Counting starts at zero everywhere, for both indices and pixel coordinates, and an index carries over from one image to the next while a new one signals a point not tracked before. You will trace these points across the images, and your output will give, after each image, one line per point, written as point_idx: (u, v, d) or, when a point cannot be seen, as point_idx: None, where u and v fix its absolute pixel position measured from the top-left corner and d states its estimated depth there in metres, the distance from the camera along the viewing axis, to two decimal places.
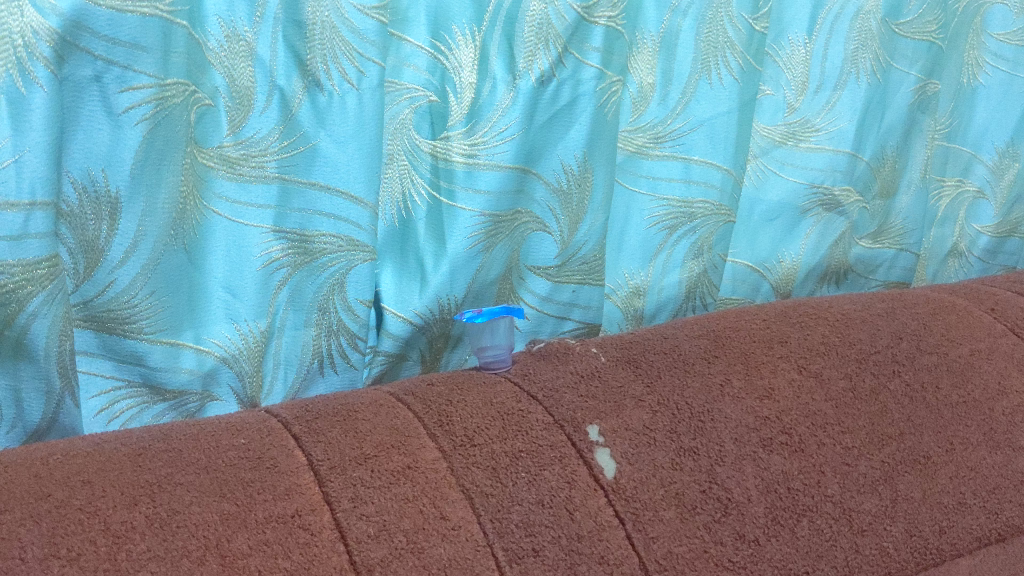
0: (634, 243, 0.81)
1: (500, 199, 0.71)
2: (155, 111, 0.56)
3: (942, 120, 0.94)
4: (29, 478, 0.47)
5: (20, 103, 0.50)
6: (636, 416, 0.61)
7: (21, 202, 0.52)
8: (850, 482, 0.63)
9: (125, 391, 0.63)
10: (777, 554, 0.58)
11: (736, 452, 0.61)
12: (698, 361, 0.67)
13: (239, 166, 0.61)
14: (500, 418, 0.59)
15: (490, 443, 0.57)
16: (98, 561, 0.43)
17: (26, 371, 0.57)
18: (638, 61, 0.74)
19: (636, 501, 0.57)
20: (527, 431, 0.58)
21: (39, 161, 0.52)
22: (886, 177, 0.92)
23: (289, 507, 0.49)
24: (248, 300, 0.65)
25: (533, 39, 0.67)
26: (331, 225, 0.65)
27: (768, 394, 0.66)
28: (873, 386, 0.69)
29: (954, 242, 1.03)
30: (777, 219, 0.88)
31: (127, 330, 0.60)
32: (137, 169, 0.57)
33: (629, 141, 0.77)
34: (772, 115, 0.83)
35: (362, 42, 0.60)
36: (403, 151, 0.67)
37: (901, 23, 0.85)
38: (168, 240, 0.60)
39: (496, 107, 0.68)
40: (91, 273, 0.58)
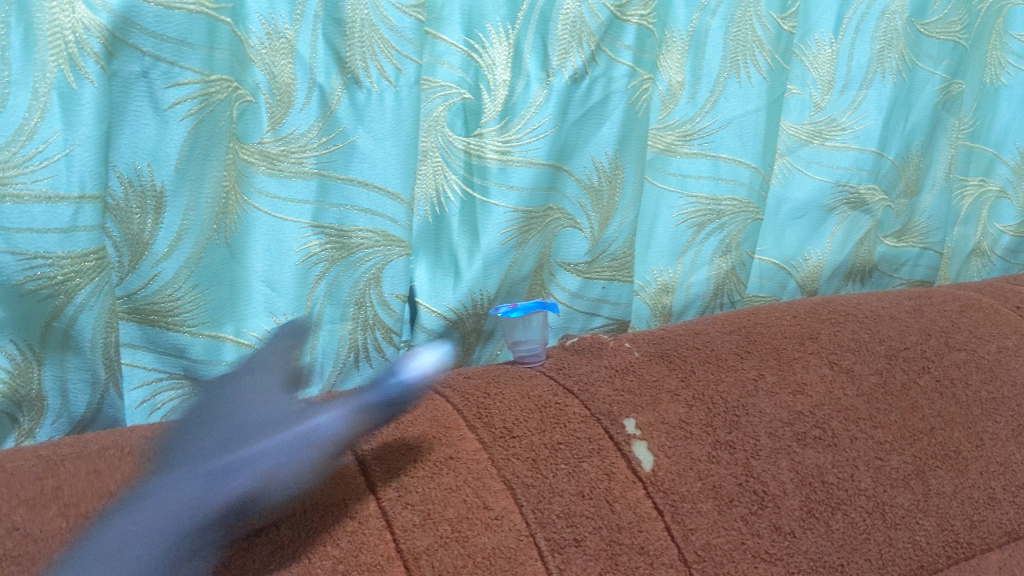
0: (663, 241, 0.82)
1: (533, 195, 0.72)
2: (200, 107, 0.57)
3: (966, 120, 0.94)
4: (85, 472, 0.49)
5: (71, 98, 0.51)
6: (672, 410, 0.62)
7: (71, 195, 0.53)
8: (883, 475, 0.64)
9: (167, 383, 0.65)
10: (813, 546, 0.59)
11: (771, 446, 0.62)
12: (731, 357, 0.68)
13: (280, 162, 0.62)
14: (540, 411, 0.60)
15: (534, 435, 0.58)
16: None
17: (72, 363, 0.58)
18: (667, 60, 0.75)
19: (674, 493, 0.57)
20: (568, 425, 0.59)
21: (88, 154, 0.52)
22: (911, 176, 0.92)
23: (336, 496, 0.51)
24: (287, 295, 0.66)
25: (567, 37, 0.67)
26: (367, 220, 0.66)
27: (801, 389, 0.67)
28: (903, 382, 0.70)
29: (977, 241, 1.04)
30: (803, 217, 0.89)
31: (170, 323, 0.62)
32: (182, 164, 0.58)
33: (658, 138, 0.77)
34: (798, 113, 0.84)
35: (400, 40, 0.61)
36: (437, 148, 0.68)
37: (926, 23, 0.85)
38: (211, 234, 0.61)
39: (530, 104, 0.68)
40: (136, 266, 0.59)
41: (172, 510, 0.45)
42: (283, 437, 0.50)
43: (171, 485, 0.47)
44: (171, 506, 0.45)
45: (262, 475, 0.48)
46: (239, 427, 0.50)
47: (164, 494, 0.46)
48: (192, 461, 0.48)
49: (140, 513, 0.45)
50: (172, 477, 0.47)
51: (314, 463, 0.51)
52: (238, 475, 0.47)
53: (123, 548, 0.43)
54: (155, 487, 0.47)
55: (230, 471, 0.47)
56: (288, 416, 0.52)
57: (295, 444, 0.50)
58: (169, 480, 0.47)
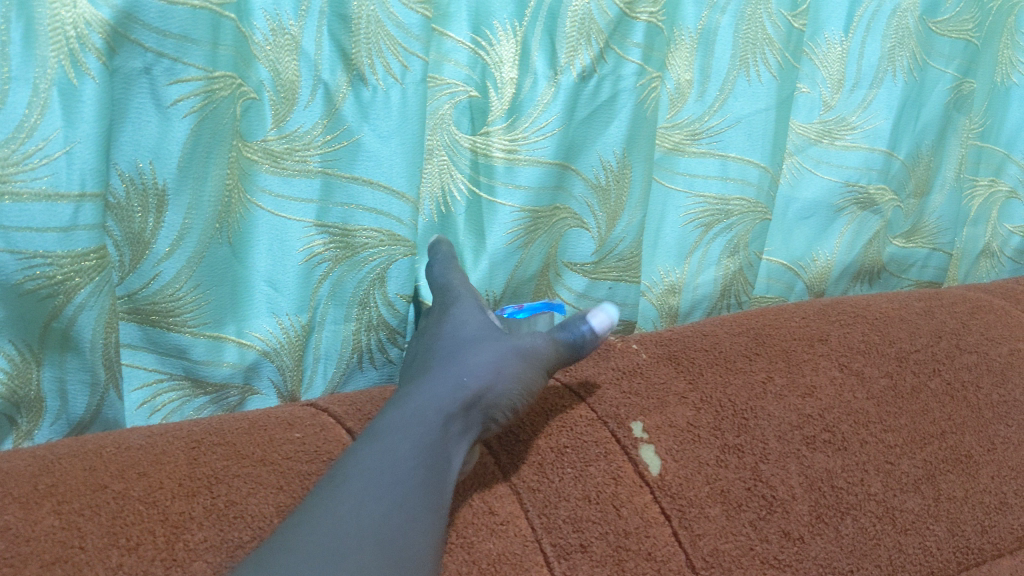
0: (670, 241, 0.82)
1: (539, 195, 0.71)
2: (204, 104, 0.56)
3: (976, 120, 0.93)
4: (82, 471, 0.49)
5: (72, 95, 0.50)
6: (680, 413, 0.62)
7: (71, 192, 0.51)
8: (893, 480, 0.63)
9: (167, 384, 0.65)
10: (822, 552, 0.58)
11: (780, 449, 0.61)
12: (739, 359, 0.67)
13: (283, 160, 0.61)
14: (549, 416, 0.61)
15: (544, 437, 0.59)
16: (157, 550, 0.46)
17: (72, 363, 0.58)
18: (675, 58, 0.73)
19: (681, 498, 0.57)
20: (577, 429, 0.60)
21: (89, 152, 0.51)
22: (921, 176, 0.91)
23: None
24: (289, 294, 0.66)
25: (575, 34, 0.66)
26: (372, 220, 0.65)
27: (810, 392, 0.66)
28: (914, 385, 0.69)
29: (987, 242, 1.03)
30: (811, 218, 0.88)
31: (171, 323, 0.61)
32: (184, 162, 0.57)
33: (666, 138, 0.76)
34: (807, 113, 0.82)
35: (406, 37, 0.60)
36: (442, 146, 0.67)
37: (938, 21, 0.83)
38: (213, 233, 0.60)
39: (537, 102, 0.67)
40: (136, 266, 0.58)
41: (436, 413, 0.52)
42: (497, 351, 0.57)
43: (404, 402, 0.53)
44: (433, 413, 0.52)
45: (502, 374, 0.55)
46: (491, 347, 0.57)
47: (420, 401, 0.52)
48: (440, 365, 0.56)
49: (412, 419, 0.51)
50: (421, 383, 0.54)
51: (535, 377, 0.57)
52: (474, 381, 0.54)
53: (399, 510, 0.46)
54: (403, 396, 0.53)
55: (478, 376, 0.54)
56: (463, 341, 0.58)
57: (513, 356, 0.57)
58: (424, 386, 0.54)
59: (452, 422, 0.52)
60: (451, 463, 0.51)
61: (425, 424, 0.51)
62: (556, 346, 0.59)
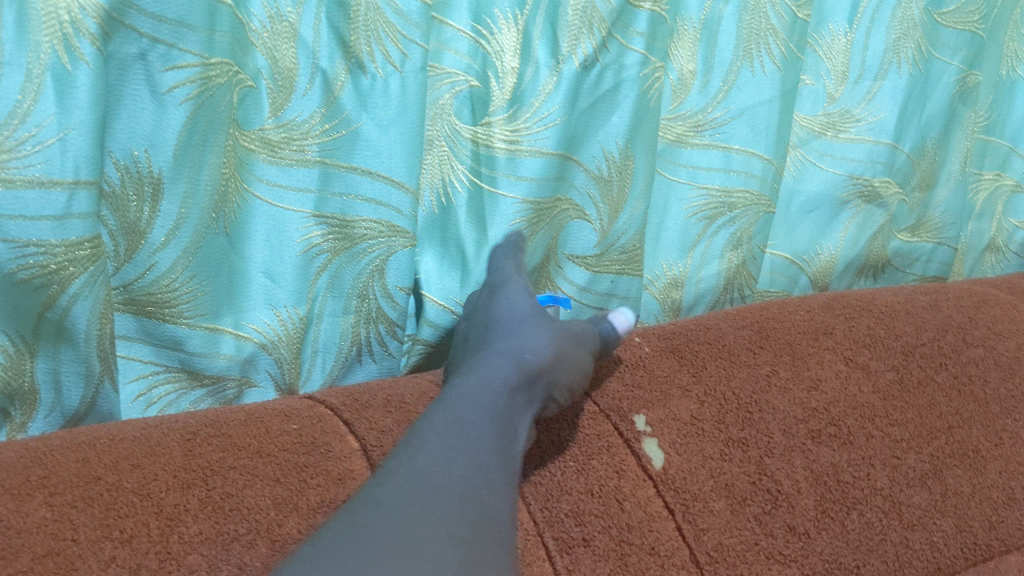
0: (673, 234, 0.81)
1: (541, 186, 0.70)
2: (200, 91, 0.55)
3: (982, 113, 0.92)
4: (76, 462, 0.49)
5: (66, 80, 0.49)
6: (683, 407, 0.61)
7: (65, 180, 0.50)
8: (900, 475, 0.62)
9: (163, 376, 0.64)
10: (828, 548, 0.57)
11: (785, 443, 0.60)
12: (743, 352, 0.66)
13: (281, 149, 0.60)
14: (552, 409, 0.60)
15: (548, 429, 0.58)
16: (151, 543, 0.45)
17: (66, 355, 0.57)
18: (679, 48, 0.72)
19: (685, 492, 0.56)
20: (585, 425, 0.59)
21: (83, 139, 0.50)
22: (926, 169, 0.91)
23: (341, 493, 0.52)
24: (287, 286, 0.65)
25: (577, 23, 0.65)
26: (371, 210, 0.64)
27: (816, 386, 0.65)
28: (920, 378, 0.68)
29: (992, 236, 1.03)
30: (815, 211, 0.87)
31: (166, 315, 0.61)
32: (180, 150, 0.56)
33: (668, 129, 0.75)
34: (811, 105, 0.81)
35: (405, 24, 0.59)
36: (443, 136, 0.66)
37: (943, 13, 0.82)
38: (209, 223, 0.60)
39: (539, 91, 0.66)
40: (132, 256, 0.58)
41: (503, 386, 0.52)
42: (550, 332, 0.59)
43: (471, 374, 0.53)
44: (500, 384, 0.52)
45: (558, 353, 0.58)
46: (543, 328, 0.59)
47: (486, 372, 0.53)
48: (499, 340, 0.57)
49: (482, 387, 0.51)
50: (484, 358, 0.55)
51: (583, 358, 0.60)
52: (536, 358, 0.56)
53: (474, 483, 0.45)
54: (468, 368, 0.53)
55: (540, 353, 0.56)
56: (516, 320, 0.60)
57: (563, 338, 0.60)
58: (489, 358, 0.54)
59: (517, 394, 0.53)
60: (517, 434, 0.52)
61: (495, 396, 0.51)
62: (591, 334, 0.63)
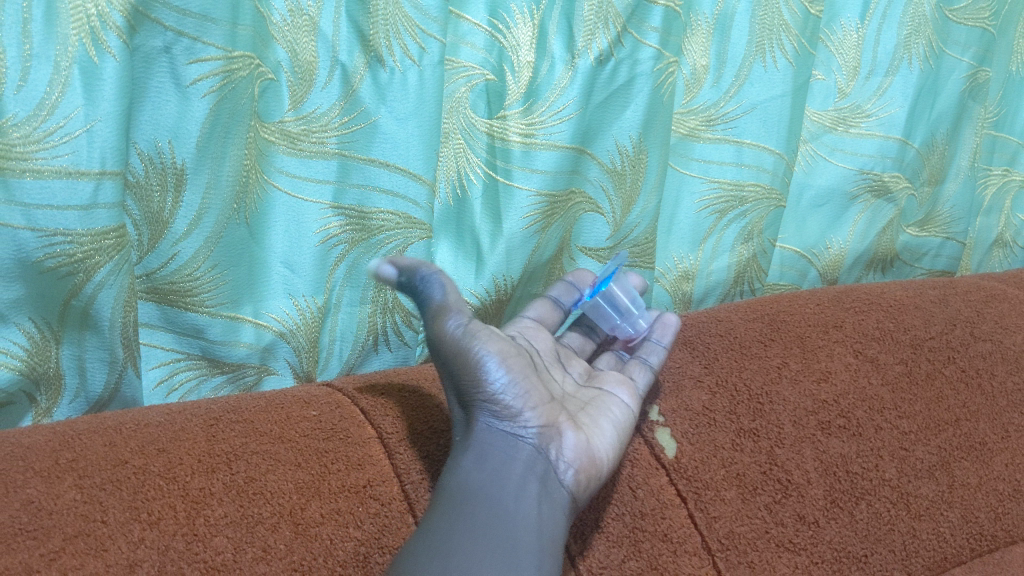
0: (685, 227, 0.82)
1: (556, 179, 0.71)
2: (222, 84, 0.55)
3: (991, 109, 0.93)
4: (103, 446, 0.50)
5: (93, 73, 0.49)
6: (695, 397, 0.63)
7: (92, 170, 0.51)
8: (908, 466, 0.63)
9: (184, 363, 0.65)
10: (837, 536, 0.58)
11: (795, 434, 0.62)
12: (754, 344, 0.68)
13: (300, 141, 0.61)
14: (581, 396, 0.60)
15: (578, 417, 0.57)
16: (178, 525, 0.46)
17: (91, 342, 0.59)
18: (692, 43, 0.73)
19: (697, 481, 0.57)
20: (614, 414, 0.59)
21: (110, 130, 0.51)
22: (935, 164, 0.91)
23: (361, 478, 0.53)
24: (306, 276, 0.66)
25: (593, 18, 0.65)
26: (389, 202, 0.65)
27: (826, 377, 0.66)
28: (929, 371, 0.69)
29: (1000, 231, 1.03)
30: (825, 205, 0.88)
31: (188, 303, 0.62)
32: (202, 142, 0.57)
33: (680, 124, 0.76)
34: (822, 100, 0.82)
35: (424, 19, 0.60)
36: (459, 130, 0.67)
37: (955, 9, 0.83)
38: (231, 213, 0.61)
39: (554, 86, 0.67)
40: (155, 245, 0.59)
41: (505, 471, 0.51)
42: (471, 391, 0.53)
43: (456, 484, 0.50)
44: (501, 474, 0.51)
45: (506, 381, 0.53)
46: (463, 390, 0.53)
47: (489, 475, 0.50)
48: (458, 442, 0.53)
49: (487, 493, 0.49)
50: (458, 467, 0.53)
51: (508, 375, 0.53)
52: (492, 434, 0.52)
53: (481, 527, 0.47)
54: (454, 479, 0.50)
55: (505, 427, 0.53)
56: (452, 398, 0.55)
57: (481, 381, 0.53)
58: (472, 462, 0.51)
59: (523, 454, 0.52)
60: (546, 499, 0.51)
61: (504, 489, 0.50)
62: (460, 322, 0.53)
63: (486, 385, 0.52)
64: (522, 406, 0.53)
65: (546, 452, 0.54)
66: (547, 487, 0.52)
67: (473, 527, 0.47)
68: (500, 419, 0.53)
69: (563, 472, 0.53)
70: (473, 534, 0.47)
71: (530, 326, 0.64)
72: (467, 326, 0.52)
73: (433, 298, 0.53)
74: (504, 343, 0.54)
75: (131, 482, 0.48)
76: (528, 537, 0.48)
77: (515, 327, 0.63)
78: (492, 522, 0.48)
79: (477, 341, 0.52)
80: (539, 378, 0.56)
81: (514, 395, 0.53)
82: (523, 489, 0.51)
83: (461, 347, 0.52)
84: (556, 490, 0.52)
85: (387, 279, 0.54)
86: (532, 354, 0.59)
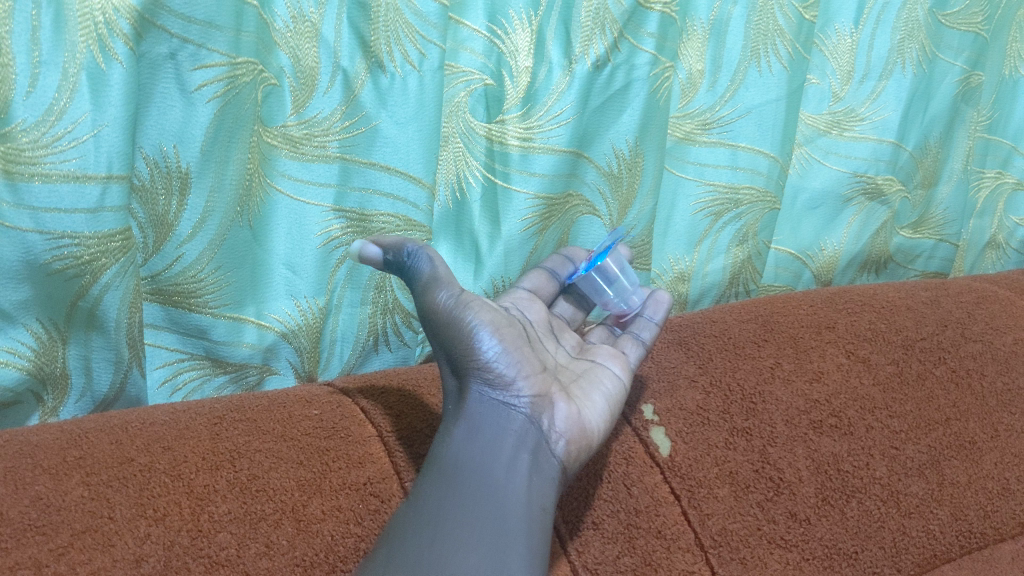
0: (680, 229, 0.83)
1: (554, 182, 0.72)
2: (226, 90, 0.57)
3: (984, 112, 0.94)
4: (110, 444, 0.51)
5: (100, 79, 0.51)
6: (689, 397, 0.64)
7: (99, 175, 0.52)
8: (898, 465, 0.64)
9: (188, 363, 0.67)
10: (828, 533, 0.59)
11: (787, 433, 0.63)
12: (748, 344, 0.69)
13: (302, 145, 0.62)
14: (574, 368, 0.62)
15: (570, 389, 0.59)
16: (182, 522, 0.47)
17: (97, 342, 0.60)
18: (687, 48, 0.74)
19: (691, 479, 0.59)
20: (604, 387, 0.61)
21: (117, 135, 0.52)
22: (928, 167, 0.92)
23: (362, 475, 0.54)
24: (308, 277, 0.67)
25: (590, 23, 0.66)
26: (389, 205, 0.67)
27: (818, 377, 0.67)
28: (920, 371, 0.70)
29: (993, 233, 1.04)
30: (820, 207, 0.89)
31: (192, 304, 0.63)
32: (207, 146, 0.58)
33: (676, 127, 0.77)
34: (817, 104, 0.83)
35: (424, 25, 0.61)
36: (458, 134, 0.68)
37: (947, 14, 0.84)
38: (234, 216, 0.62)
39: (552, 91, 0.68)
40: (160, 247, 0.60)
41: (496, 444, 0.52)
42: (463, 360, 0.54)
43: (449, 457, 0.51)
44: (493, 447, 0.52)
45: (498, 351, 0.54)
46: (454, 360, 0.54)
47: (482, 448, 0.52)
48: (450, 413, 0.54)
49: (479, 467, 0.51)
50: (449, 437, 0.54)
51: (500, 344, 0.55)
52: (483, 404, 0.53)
53: (472, 503, 0.49)
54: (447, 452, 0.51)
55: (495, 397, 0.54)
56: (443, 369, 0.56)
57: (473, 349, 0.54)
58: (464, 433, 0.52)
59: (513, 425, 0.54)
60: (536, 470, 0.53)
61: (496, 463, 0.51)
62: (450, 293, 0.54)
63: (478, 355, 0.54)
64: (513, 377, 0.55)
65: (538, 422, 0.55)
66: (537, 459, 0.54)
67: (464, 505, 0.49)
68: (491, 389, 0.54)
69: (554, 442, 0.55)
70: (465, 512, 0.48)
71: (526, 297, 0.65)
72: (457, 295, 0.54)
73: (421, 271, 0.53)
74: (495, 315, 0.56)
75: (137, 479, 0.49)
76: (518, 509, 0.50)
77: (509, 299, 0.64)
78: (482, 495, 0.49)
79: (469, 311, 0.54)
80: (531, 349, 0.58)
81: (506, 365, 0.55)
82: (514, 461, 0.52)
83: (452, 316, 0.53)
84: (545, 462, 0.54)
85: (372, 258, 0.54)
86: (527, 328, 0.61)
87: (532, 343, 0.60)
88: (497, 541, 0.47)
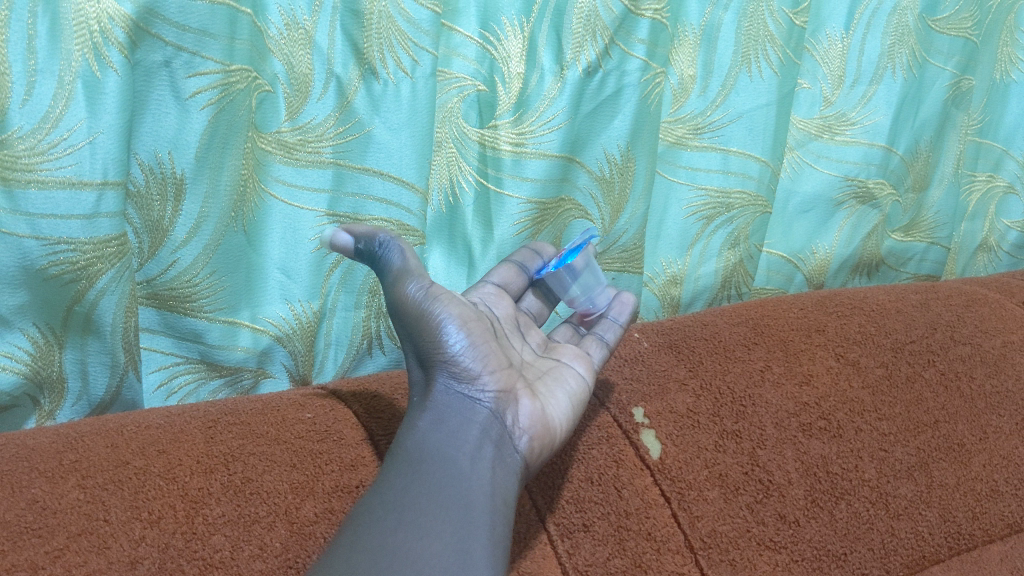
0: (672, 233, 0.84)
1: (546, 187, 0.73)
2: (220, 97, 0.57)
3: (976, 116, 0.95)
4: (105, 448, 0.52)
5: (95, 87, 0.51)
6: (680, 400, 0.65)
7: (94, 181, 0.53)
8: (887, 467, 0.65)
9: (183, 367, 0.67)
10: (816, 535, 0.60)
11: (777, 436, 0.63)
12: (738, 348, 0.70)
13: (296, 151, 0.63)
14: (539, 365, 0.62)
15: (535, 385, 0.60)
16: (177, 524, 0.48)
17: (93, 347, 0.61)
18: (679, 54, 0.75)
19: (681, 481, 0.59)
20: (569, 385, 0.61)
21: (112, 142, 0.53)
22: (919, 171, 0.93)
23: (354, 478, 0.54)
24: (302, 282, 0.68)
25: (581, 30, 0.67)
26: (383, 209, 0.67)
27: (807, 380, 0.68)
28: (909, 374, 0.71)
29: (984, 236, 1.05)
30: (811, 211, 0.90)
31: (187, 308, 0.63)
32: (202, 152, 0.59)
33: (668, 132, 0.78)
34: (808, 108, 0.84)
35: (416, 32, 0.61)
36: (451, 139, 0.69)
37: (937, 19, 0.85)
38: (229, 221, 0.62)
39: (544, 97, 0.69)
40: (155, 252, 0.60)
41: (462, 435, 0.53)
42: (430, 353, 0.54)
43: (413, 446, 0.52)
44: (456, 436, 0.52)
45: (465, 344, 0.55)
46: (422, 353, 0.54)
47: (447, 435, 0.52)
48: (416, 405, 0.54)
49: (442, 455, 0.51)
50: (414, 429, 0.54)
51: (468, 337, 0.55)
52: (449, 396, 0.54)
53: (437, 488, 0.49)
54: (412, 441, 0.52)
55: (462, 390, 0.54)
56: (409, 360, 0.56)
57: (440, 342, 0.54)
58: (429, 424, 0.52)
59: (479, 418, 0.54)
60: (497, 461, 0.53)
61: (460, 452, 0.52)
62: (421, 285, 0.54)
63: (444, 348, 0.54)
64: (479, 371, 0.55)
65: (501, 417, 0.56)
66: (501, 451, 0.54)
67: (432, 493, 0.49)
68: (456, 384, 0.54)
69: (517, 437, 0.56)
70: (432, 497, 0.48)
71: (493, 293, 0.63)
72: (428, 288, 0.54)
73: (392, 263, 0.53)
74: (465, 308, 0.56)
75: (132, 482, 0.49)
76: (483, 497, 0.50)
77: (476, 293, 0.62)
78: (448, 481, 0.50)
79: (439, 304, 0.54)
80: (498, 343, 0.58)
81: (473, 358, 0.55)
82: (479, 452, 0.53)
83: (422, 309, 0.53)
84: (509, 454, 0.55)
85: (344, 246, 0.53)
86: (494, 322, 0.60)
87: (498, 338, 0.60)
88: (462, 527, 0.47)
